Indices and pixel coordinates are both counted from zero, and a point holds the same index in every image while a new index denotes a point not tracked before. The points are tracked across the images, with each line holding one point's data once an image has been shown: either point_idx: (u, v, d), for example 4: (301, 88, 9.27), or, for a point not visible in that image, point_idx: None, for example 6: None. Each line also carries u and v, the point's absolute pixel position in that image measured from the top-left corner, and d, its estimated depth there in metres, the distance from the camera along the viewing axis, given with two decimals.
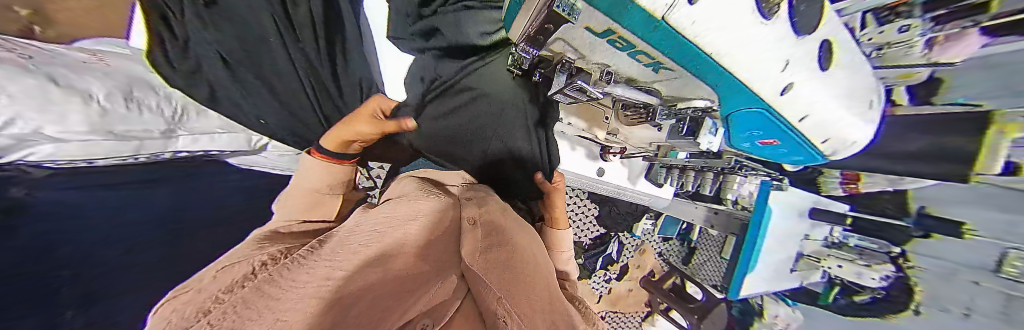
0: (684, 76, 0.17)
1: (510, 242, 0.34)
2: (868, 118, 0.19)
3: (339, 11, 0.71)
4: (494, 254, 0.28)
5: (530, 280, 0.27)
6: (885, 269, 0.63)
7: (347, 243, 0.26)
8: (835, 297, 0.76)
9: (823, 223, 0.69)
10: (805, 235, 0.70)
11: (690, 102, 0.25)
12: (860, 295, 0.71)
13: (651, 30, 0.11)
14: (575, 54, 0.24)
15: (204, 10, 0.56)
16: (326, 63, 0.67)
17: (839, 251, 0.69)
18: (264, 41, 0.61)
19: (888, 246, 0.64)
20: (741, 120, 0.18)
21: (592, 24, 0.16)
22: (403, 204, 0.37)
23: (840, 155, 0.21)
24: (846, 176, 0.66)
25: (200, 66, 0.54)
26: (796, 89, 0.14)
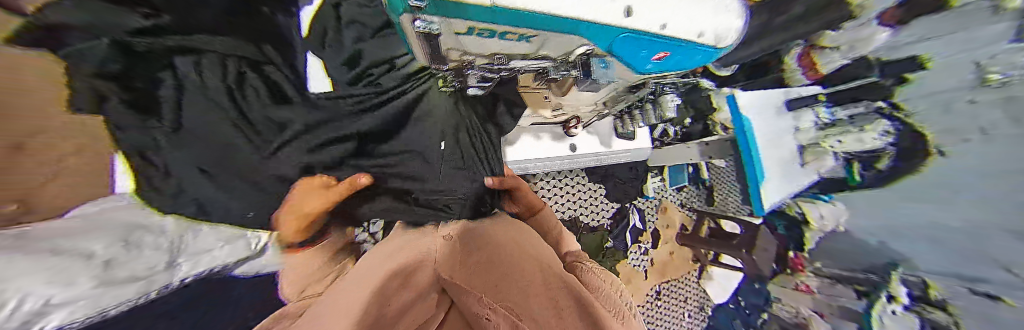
0: (550, 36, 0.19)
1: (495, 246, 0.36)
2: (721, 8, 0.22)
3: (299, 94, 0.73)
4: (472, 266, 0.31)
5: (518, 266, 0.30)
6: (881, 125, 0.64)
7: (341, 296, 0.27)
8: (860, 174, 0.73)
9: (801, 109, 0.76)
10: (795, 128, 0.76)
11: (571, 50, 0.25)
12: (882, 161, 0.68)
13: (489, 15, 0.14)
14: (469, 54, 0.26)
15: (172, 134, 0.54)
16: (301, 143, 0.69)
17: (834, 129, 0.71)
18: (232, 144, 0.62)
19: (873, 104, 0.64)
20: (621, 46, 0.20)
21: (454, 29, 0.17)
22: (393, 252, 0.39)
23: (723, 41, 0.24)
24: (805, 66, 0.67)
25: (183, 187, 0.55)
26: (637, 10, 0.17)
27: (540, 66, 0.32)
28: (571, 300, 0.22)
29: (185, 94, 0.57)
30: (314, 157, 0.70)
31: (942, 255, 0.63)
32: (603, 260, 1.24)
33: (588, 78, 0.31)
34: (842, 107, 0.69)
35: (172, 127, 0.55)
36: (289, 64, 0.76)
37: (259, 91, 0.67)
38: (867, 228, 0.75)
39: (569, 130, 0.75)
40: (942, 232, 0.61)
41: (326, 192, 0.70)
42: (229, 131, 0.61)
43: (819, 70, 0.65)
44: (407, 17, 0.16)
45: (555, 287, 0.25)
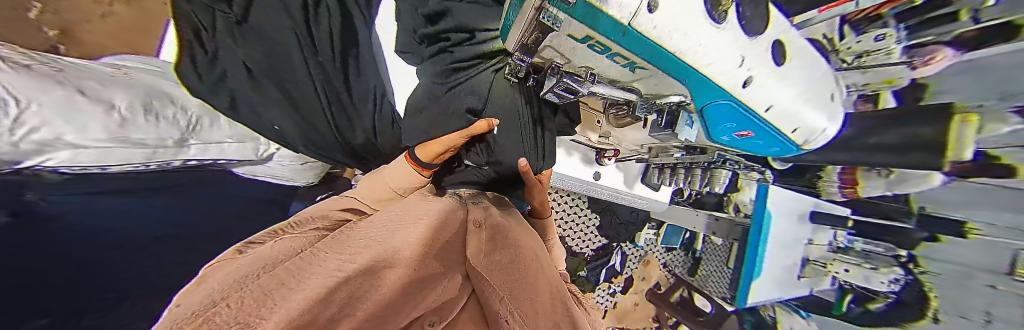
0: (657, 74, 0.18)
1: (512, 242, 0.35)
2: (829, 111, 0.21)
3: (357, 30, 0.71)
4: (498, 256, 0.30)
5: (532, 280, 0.29)
6: (893, 272, 0.63)
7: (361, 238, 0.25)
8: (847, 306, 0.72)
9: (824, 225, 0.70)
10: (808, 240, 0.70)
11: (666, 97, 0.25)
12: (875, 303, 0.68)
13: (621, 32, 0.13)
14: (563, 60, 0.24)
15: (234, 25, 0.59)
16: (340, 75, 0.67)
17: (845, 255, 0.69)
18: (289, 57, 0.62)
19: (895, 249, 0.63)
20: (712, 113, 0.19)
21: (573, 31, 0.16)
22: (412, 202, 0.37)
23: (812, 143, 0.22)
24: (844, 180, 0.63)
25: (224, 75, 0.58)
26: (759, 81, 0.16)
27: (621, 98, 0.31)
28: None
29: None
30: (348, 95, 0.68)
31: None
32: None
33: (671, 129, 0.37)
34: (864, 239, 0.67)
35: (237, 19, 0.60)
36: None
37: (331, 17, 0.67)
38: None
39: (602, 159, 0.73)
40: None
41: (354, 132, 0.70)
42: (290, 42, 0.62)
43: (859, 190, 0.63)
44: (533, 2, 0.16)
45: (561, 315, 0.25)
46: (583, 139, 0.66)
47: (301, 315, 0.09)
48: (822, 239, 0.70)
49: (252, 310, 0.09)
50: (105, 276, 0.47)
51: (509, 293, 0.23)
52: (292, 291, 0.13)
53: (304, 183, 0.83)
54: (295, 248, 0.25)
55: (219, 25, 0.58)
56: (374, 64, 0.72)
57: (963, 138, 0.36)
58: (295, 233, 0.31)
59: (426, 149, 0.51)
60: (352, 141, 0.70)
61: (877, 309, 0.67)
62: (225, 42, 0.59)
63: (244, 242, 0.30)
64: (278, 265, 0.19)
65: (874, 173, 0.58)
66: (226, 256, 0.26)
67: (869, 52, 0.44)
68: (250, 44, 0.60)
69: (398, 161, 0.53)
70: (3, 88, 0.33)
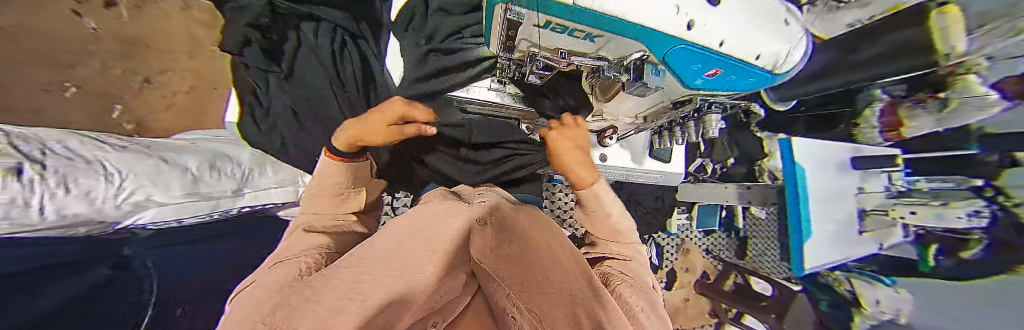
0: (613, 38, 0.21)
1: (523, 234, 0.35)
2: (789, 33, 0.22)
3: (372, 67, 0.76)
4: (505, 249, 0.29)
5: (548, 269, 0.28)
6: (973, 204, 0.63)
7: (376, 250, 0.27)
8: (936, 259, 0.71)
9: (874, 170, 0.75)
10: (859, 188, 0.74)
11: (628, 56, 0.29)
12: (966, 251, 0.65)
13: (568, 12, 0.17)
14: (536, 47, 0.27)
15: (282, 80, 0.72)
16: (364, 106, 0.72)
17: (911, 198, 0.71)
18: (320, 96, 0.73)
19: (967, 181, 0.65)
20: (672, 58, 0.21)
21: (535, 20, 0.20)
22: (422, 209, 0.39)
23: (780, 66, 0.24)
24: (886, 124, 0.72)
25: (275, 123, 0.71)
26: (702, 23, 0.18)
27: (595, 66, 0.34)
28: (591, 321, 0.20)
29: (302, 52, 0.74)
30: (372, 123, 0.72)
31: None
32: None
33: (638, 82, 0.31)
34: (926, 178, 0.71)
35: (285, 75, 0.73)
36: (376, 38, 0.80)
37: (352, 61, 0.75)
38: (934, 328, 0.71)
39: (603, 139, 0.71)
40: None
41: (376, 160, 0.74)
42: (320, 83, 0.73)
43: (903, 131, 0.71)
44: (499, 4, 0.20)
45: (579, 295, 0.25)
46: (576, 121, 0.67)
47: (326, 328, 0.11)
48: (876, 185, 0.74)
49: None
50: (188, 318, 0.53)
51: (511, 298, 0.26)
52: (311, 310, 0.15)
53: None
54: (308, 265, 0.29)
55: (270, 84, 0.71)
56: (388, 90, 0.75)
57: (944, 26, 0.46)
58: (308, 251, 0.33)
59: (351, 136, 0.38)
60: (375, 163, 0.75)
61: (973, 257, 0.65)
62: (275, 95, 0.71)
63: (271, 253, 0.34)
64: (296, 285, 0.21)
65: (914, 107, 0.67)
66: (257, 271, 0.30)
67: None
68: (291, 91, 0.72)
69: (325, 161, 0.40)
70: (106, 162, 0.42)
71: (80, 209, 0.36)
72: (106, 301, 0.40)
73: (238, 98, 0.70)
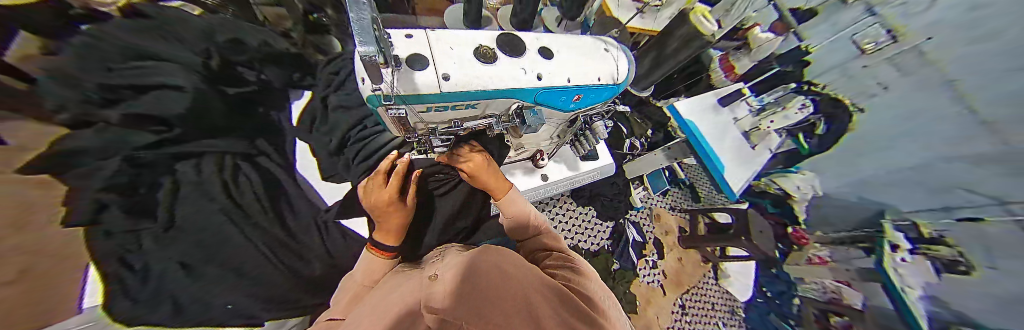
0: (494, 101, 0.36)
1: (479, 260, 0.30)
2: (609, 60, 0.42)
3: (275, 174, 0.76)
4: (468, 285, 0.22)
5: (505, 289, 0.22)
6: (800, 99, 0.95)
7: None
8: (807, 141, 1.03)
9: (736, 102, 1.01)
10: (734, 119, 1.00)
11: (509, 109, 0.40)
12: (818, 129, 0.98)
13: (441, 95, 0.30)
14: (452, 118, 0.41)
15: (161, 233, 0.58)
16: (275, 220, 0.70)
17: (767, 111, 0.96)
18: (221, 235, 0.63)
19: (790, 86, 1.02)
20: (544, 96, 0.37)
21: (435, 105, 0.33)
22: (373, 296, 0.33)
23: (614, 80, 0.42)
24: (727, 70, 1.13)
25: (160, 285, 0.54)
26: (544, 75, 0.35)
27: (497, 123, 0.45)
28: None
29: (188, 192, 0.64)
30: (290, 234, 0.70)
31: (925, 196, 0.79)
32: (615, 284, 1.18)
33: (524, 124, 0.39)
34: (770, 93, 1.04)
35: (165, 227, 0.59)
36: (275, 145, 0.80)
37: (250, 177, 0.72)
38: (839, 189, 1.00)
39: (538, 162, 0.82)
40: (932, 135, 0.72)
41: (308, 263, 0.70)
42: (214, 217, 0.64)
43: (737, 71, 1.11)
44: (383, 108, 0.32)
45: (539, 311, 0.19)
46: (510, 157, 0.79)
47: None
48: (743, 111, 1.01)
49: None
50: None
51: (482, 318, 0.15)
52: None
53: None
54: None
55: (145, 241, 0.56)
56: (303, 195, 0.76)
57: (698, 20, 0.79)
58: None
59: (385, 233, 0.55)
60: (304, 273, 0.68)
61: (824, 131, 0.97)
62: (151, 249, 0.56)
63: None
64: None
65: (738, 54, 1.09)
66: None
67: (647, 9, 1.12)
68: (180, 238, 0.59)
69: (368, 257, 0.52)
70: None
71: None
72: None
73: (99, 270, 0.50)
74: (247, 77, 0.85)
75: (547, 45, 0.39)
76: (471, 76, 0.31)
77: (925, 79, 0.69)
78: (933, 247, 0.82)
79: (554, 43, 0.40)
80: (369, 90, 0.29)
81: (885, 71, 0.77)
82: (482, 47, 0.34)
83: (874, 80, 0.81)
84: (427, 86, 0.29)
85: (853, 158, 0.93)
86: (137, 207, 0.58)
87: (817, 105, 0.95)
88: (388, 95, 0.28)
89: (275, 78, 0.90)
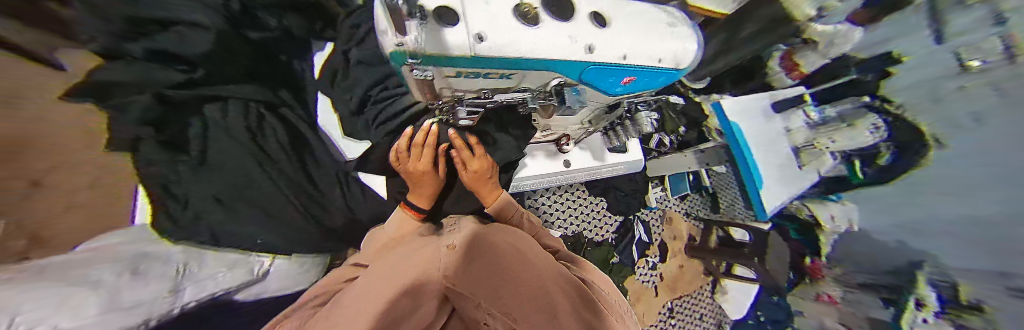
0: (530, 71, 0.31)
1: (497, 238, 0.32)
2: (676, 37, 0.35)
3: (301, 128, 0.81)
4: (480, 267, 0.24)
5: (524, 269, 0.25)
6: (871, 120, 0.75)
7: (338, 306, 0.22)
8: (863, 172, 0.82)
9: (794, 111, 0.87)
10: (785, 129, 0.87)
11: (547, 84, 0.36)
12: (880, 158, 0.77)
13: (470, 60, 0.26)
14: (477, 86, 0.37)
15: (196, 166, 0.62)
16: (300, 171, 0.76)
17: (828, 125, 0.82)
18: (249, 177, 0.67)
19: (858, 99, 0.78)
20: (591, 72, 0.32)
21: (460, 68, 0.29)
22: (399, 247, 0.37)
23: (677, 62, 0.35)
24: (789, 69, 0.91)
25: (199, 214, 0.61)
26: (596, 46, 0.29)
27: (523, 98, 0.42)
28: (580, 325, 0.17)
29: (214, 132, 0.66)
30: (314, 185, 0.77)
31: None
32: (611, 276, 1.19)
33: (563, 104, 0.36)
34: (832, 106, 0.84)
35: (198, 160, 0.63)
36: (301, 101, 0.85)
37: (276, 127, 0.75)
38: (881, 228, 0.81)
39: (562, 147, 0.77)
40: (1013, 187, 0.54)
41: (329, 215, 0.78)
42: (243, 160, 0.67)
43: (802, 70, 0.88)
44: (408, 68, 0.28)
45: (554, 292, 0.21)
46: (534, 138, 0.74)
47: None
48: (796, 121, 0.87)
49: None
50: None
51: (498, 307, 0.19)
52: None
53: None
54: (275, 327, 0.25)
55: (180, 171, 0.60)
56: (327, 152, 0.82)
57: None
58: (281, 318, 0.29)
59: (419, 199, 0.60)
60: (332, 224, 0.78)
61: (885, 163, 0.76)
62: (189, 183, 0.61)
63: None
64: None
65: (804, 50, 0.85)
66: None
67: None
68: (211, 177, 0.63)
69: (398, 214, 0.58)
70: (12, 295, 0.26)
71: (86, 320, 0.32)
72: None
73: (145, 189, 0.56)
74: (268, 23, 0.80)
75: (601, 6, 0.32)
76: (511, 37, 0.26)
77: (1020, 116, 0.51)
78: (964, 312, 0.71)
79: (612, 9, 0.33)
80: (392, 44, 0.24)
81: (984, 97, 0.56)
82: (523, 5, 0.28)
83: (968, 111, 0.59)
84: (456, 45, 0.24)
85: (905, 198, 0.74)
86: (170, 141, 0.60)
87: (885, 130, 0.73)
88: (413, 51, 0.23)
89: (297, 27, 0.87)
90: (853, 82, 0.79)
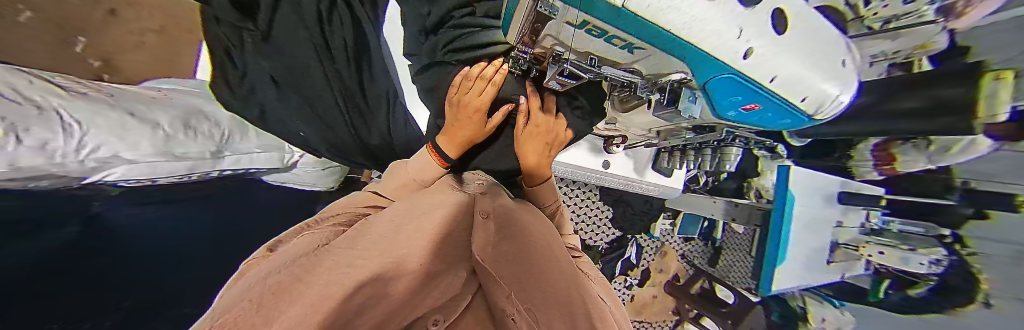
0: (653, 52, 0.21)
1: (522, 235, 0.34)
2: (841, 76, 0.22)
3: (366, 34, 0.74)
4: (506, 247, 0.30)
5: (545, 279, 0.26)
6: (935, 253, 0.58)
7: (372, 236, 0.27)
8: (885, 292, 0.70)
9: (855, 208, 0.65)
10: (837, 222, 0.65)
11: (667, 76, 0.29)
12: (916, 287, 0.64)
13: (616, 15, 0.15)
14: (563, 46, 0.28)
15: (261, 42, 0.68)
16: (357, 84, 0.75)
17: (880, 237, 0.64)
18: (307, 67, 0.71)
19: (936, 228, 0.58)
20: (717, 85, 0.21)
21: (571, 19, 0.19)
22: (424, 196, 0.40)
23: (823, 111, 0.24)
24: (879, 157, 0.59)
25: (254, 89, 0.69)
26: (758, 51, 0.18)
27: (626, 80, 0.35)
28: (587, 318, 0.21)
29: (286, 7, 0.66)
30: (364, 100, 0.77)
31: None
32: None
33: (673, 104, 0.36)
34: (899, 220, 0.63)
35: (263, 35, 0.67)
36: (371, 2, 0.72)
37: (344, 25, 0.71)
38: None
39: (610, 147, 0.74)
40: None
41: (370, 133, 0.79)
42: (307, 50, 0.69)
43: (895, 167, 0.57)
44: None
45: (578, 310, 0.22)
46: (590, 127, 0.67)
47: (308, 317, 0.11)
48: (853, 220, 0.65)
49: (250, 318, 0.10)
50: (135, 283, 0.52)
51: (517, 290, 0.22)
52: (287, 303, 0.13)
53: (325, 188, 0.92)
54: (324, 241, 0.31)
55: (247, 44, 0.67)
56: (385, 69, 0.76)
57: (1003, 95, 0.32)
58: (316, 229, 0.36)
59: (449, 144, 0.55)
60: (370, 143, 0.79)
61: (918, 295, 0.63)
62: (251, 58, 0.68)
63: (275, 240, 0.36)
64: (292, 268, 0.20)
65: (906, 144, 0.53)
66: (261, 252, 0.33)
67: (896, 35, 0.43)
68: (269, 54, 0.69)
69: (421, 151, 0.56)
70: (66, 113, 0.37)
71: (145, 152, 0.45)
72: (54, 258, 0.41)
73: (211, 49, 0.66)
74: None
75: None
76: None
77: None
78: None
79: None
80: None
81: None
82: None
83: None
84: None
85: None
86: (241, 7, 0.64)
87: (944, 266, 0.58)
88: None
89: None
90: (940, 208, 0.56)
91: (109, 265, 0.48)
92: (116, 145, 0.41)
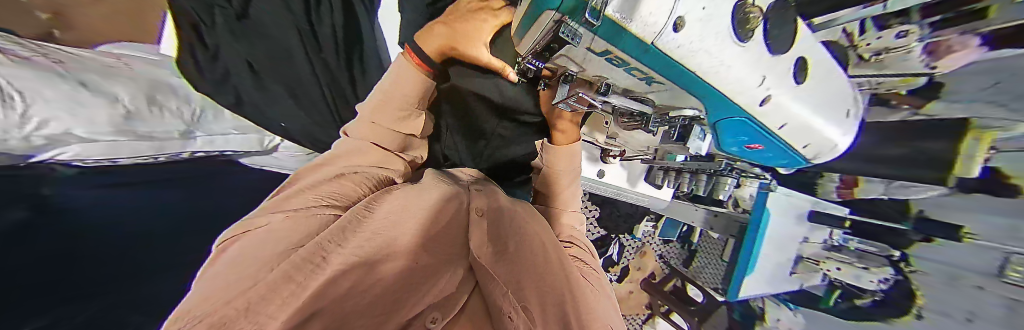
0: (672, 88, 0.22)
1: (521, 232, 0.35)
2: (843, 127, 0.26)
3: (358, 19, 0.78)
4: (503, 247, 0.31)
5: (541, 279, 0.28)
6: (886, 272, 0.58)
7: (365, 232, 0.27)
8: (834, 301, 0.70)
9: (823, 225, 0.66)
10: (803, 237, 0.66)
11: (680, 111, 0.30)
12: (861, 298, 0.65)
13: (642, 51, 0.16)
14: (577, 67, 0.28)
15: (236, 22, 0.70)
16: (344, 69, 0.79)
17: (839, 254, 0.65)
18: (289, 54, 0.74)
19: (888, 249, 0.59)
20: (728, 126, 0.23)
21: (592, 45, 0.19)
22: (415, 191, 0.38)
23: (817, 156, 0.28)
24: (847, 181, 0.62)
25: (228, 73, 0.69)
26: (775, 99, 0.20)
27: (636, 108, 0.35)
28: None
29: None
30: (352, 91, 0.81)
31: None
32: None
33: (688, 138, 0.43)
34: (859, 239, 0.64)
35: (237, 15, 0.70)
36: None
37: (333, 10, 0.75)
38: None
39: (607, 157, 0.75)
40: None
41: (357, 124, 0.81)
42: (290, 37, 0.73)
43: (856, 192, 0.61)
44: (553, 19, 0.18)
45: None
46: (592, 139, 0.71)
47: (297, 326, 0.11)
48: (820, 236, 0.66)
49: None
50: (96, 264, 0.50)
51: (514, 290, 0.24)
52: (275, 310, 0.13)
53: None
54: (318, 226, 0.30)
55: (220, 23, 0.68)
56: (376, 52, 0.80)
57: None
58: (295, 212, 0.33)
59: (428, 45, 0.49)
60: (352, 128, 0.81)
61: (862, 305, 0.64)
62: (224, 41, 0.69)
63: (248, 216, 0.34)
64: (286, 261, 0.20)
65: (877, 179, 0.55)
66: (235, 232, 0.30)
67: (889, 48, 0.35)
68: (252, 40, 0.71)
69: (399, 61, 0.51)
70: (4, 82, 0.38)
71: (102, 130, 0.47)
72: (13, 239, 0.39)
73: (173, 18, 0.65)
74: None
75: (813, 41, 0.21)
76: (703, 43, 0.15)
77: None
78: None
79: (815, 51, 0.22)
80: None
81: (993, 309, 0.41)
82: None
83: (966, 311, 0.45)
84: (652, 16, 0.12)
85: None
86: None
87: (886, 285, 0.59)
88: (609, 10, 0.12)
89: None
90: (894, 231, 0.57)
91: (70, 242, 0.46)
92: (67, 120, 0.43)
